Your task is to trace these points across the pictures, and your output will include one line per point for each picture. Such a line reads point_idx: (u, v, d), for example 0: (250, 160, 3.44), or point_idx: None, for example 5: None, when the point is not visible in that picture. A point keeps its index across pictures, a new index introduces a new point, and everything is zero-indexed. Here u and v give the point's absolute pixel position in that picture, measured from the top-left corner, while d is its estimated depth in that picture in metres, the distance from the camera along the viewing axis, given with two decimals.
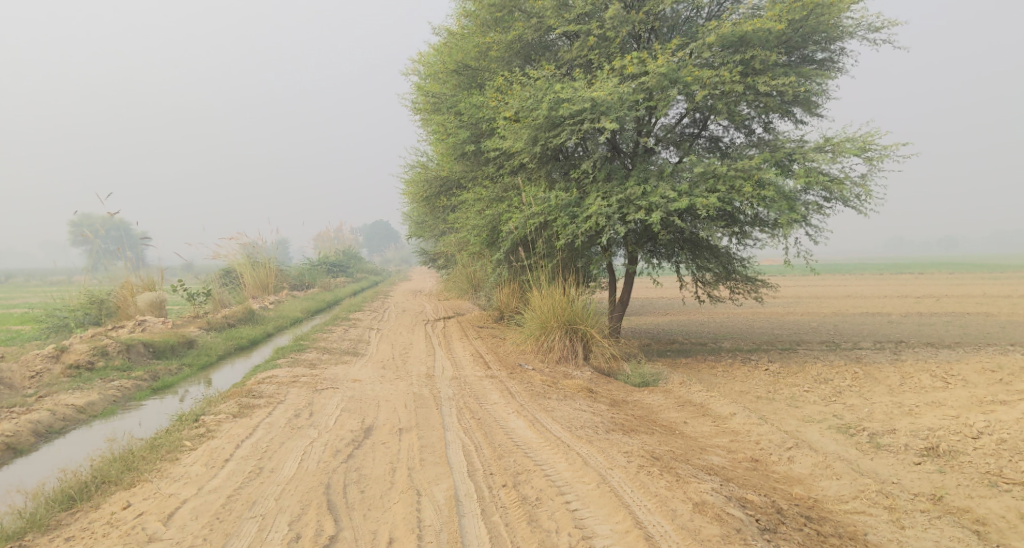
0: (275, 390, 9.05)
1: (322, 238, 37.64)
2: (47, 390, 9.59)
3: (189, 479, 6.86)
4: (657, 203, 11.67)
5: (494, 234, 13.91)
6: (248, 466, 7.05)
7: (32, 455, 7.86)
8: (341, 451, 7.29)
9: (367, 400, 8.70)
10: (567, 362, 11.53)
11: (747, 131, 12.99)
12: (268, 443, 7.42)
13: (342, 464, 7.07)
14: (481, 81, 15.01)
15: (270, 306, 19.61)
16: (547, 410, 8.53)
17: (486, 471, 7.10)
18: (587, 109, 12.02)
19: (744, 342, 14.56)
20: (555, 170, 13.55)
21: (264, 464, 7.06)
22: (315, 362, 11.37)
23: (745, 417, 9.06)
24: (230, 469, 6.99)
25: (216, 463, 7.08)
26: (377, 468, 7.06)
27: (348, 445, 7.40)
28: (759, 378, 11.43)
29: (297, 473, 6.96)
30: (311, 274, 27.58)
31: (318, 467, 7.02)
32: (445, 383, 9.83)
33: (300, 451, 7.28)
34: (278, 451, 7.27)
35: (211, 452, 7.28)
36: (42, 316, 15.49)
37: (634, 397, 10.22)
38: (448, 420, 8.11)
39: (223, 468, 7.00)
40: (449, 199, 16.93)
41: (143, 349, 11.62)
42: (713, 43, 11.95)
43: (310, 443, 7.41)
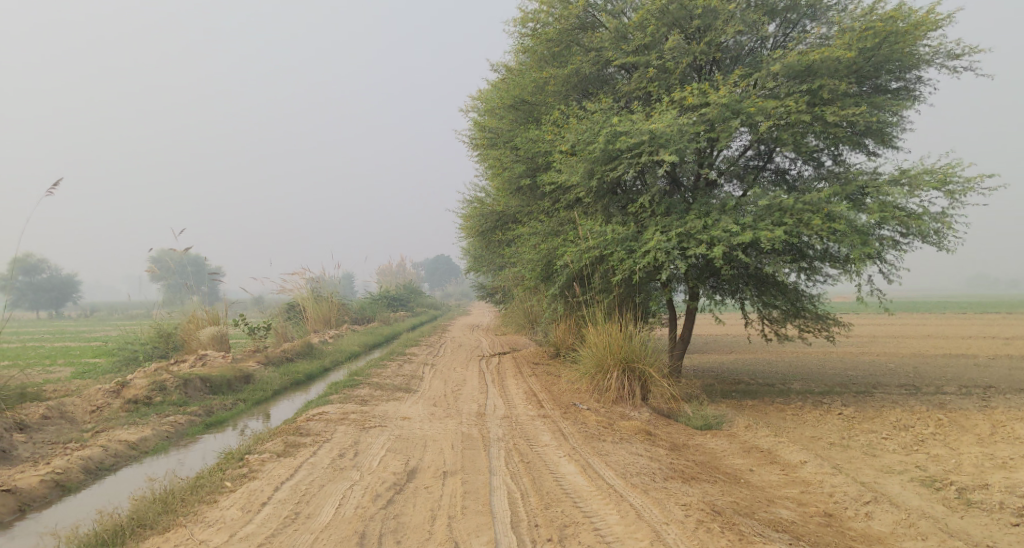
0: (324, 428, 8.86)
1: (385, 272, 37.99)
2: (103, 424, 9.62)
3: (223, 524, 6.68)
4: (719, 237, 11.23)
5: (549, 268, 13.62)
6: (284, 511, 6.83)
7: (79, 493, 7.84)
8: (381, 496, 7.01)
9: (414, 439, 8.43)
10: (624, 402, 11.09)
11: (816, 164, 12.46)
12: (307, 486, 7.20)
13: (380, 511, 6.80)
14: (538, 116, 14.85)
15: (330, 341, 19.64)
16: (601, 454, 8.11)
17: (531, 522, 6.72)
18: (646, 141, 11.70)
19: (815, 384, 13.83)
20: (613, 204, 13.21)
21: (301, 509, 6.83)
22: (367, 399, 11.19)
23: (817, 466, 8.46)
24: (266, 513, 6.79)
25: (253, 507, 6.89)
26: (418, 516, 6.76)
27: (390, 489, 7.13)
28: (832, 423, 10.77)
29: (334, 519, 6.71)
30: (373, 309, 27.72)
31: (355, 514, 6.76)
32: (496, 423, 9.51)
33: (339, 495, 7.03)
34: (317, 495, 7.04)
35: (250, 494, 7.09)
36: (114, 350, 15.75)
37: (696, 441, 9.71)
38: (495, 463, 7.77)
39: (259, 513, 6.80)
40: (505, 233, 16.78)
41: (201, 384, 11.63)
42: (779, 73, 11.54)
43: (350, 487, 7.16)
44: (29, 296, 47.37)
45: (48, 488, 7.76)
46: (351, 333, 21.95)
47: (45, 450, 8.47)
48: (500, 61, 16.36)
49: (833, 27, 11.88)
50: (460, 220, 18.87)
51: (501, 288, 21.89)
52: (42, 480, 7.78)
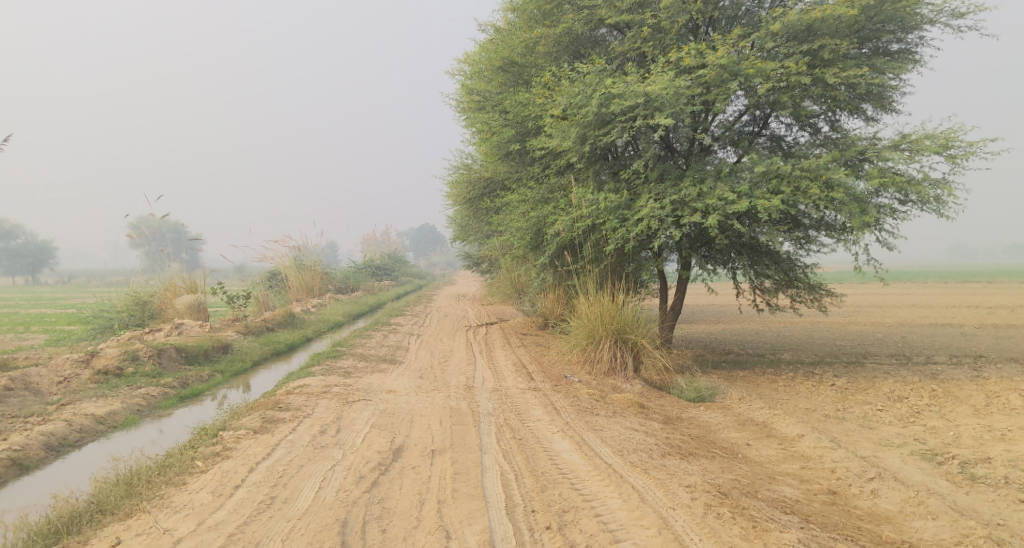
0: (304, 402, 8.46)
1: (370, 242, 37.43)
2: (70, 397, 9.17)
3: (191, 511, 6.29)
4: (714, 206, 10.82)
5: (539, 236, 13.21)
6: (258, 495, 6.45)
7: (38, 472, 7.41)
8: (365, 479, 6.64)
9: (400, 414, 8.05)
10: (616, 374, 10.77)
11: (813, 130, 12.01)
12: (284, 467, 6.81)
13: (364, 495, 6.43)
14: (528, 79, 14.32)
15: (312, 310, 19.16)
16: (596, 430, 7.77)
17: (527, 508, 6.38)
18: (640, 104, 11.22)
19: (806, 354, 13.58)
20: (604, 170, 12.79)
21: (277, 493, 6.45)
22: (350, 371, 10.79)
23: (816, 440, 8.16)
24: (240, 498, 6.41)
25: (224, 491, 6.50)
26: (404, 501, 6.40)
27: (374, 470, 6.76)
28: (825, 395, 10.49)
29: (313, 504, 6.35)
30: (356, 277, 27.16)
31: (337, 498, 6.39)
32: (484, 396, 9.14)
33: (320, 478, 6.65)
34: (295, 477, 6.65)
35: (222, 476, 6.69)
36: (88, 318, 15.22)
37: (690, 413, 9.41)
38: (486, 440, 7.41)
39: (230, 498, 6.42)
40: (493, 200, 16.34)
41: (175, 355, 11.18)
42: (778, 33, 11.04)
43: (331, 468, 6.79)
44: (7, 263, 46.61)
45: (5, 467, 7.33)
46: (335, 301, 21.48)
47: (5, 425, 8.01)
48: (487, 21, 15.74)
49: None
50: (446, 187, 18.37)
51: (486, 256, 21.42)
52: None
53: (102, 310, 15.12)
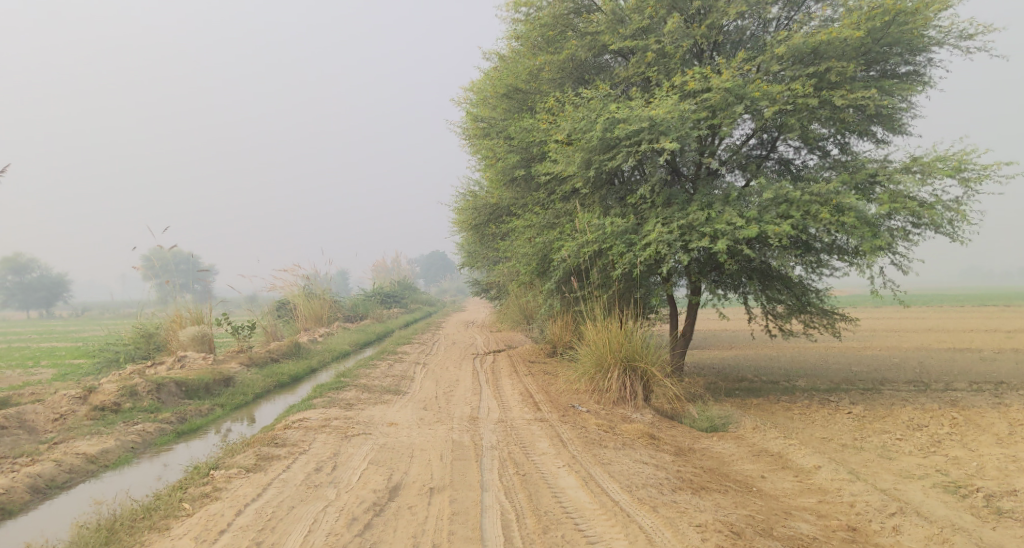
0: (301, 437, 8.21)
1: (379, 269, 37.28)
2: (64, 434, 8.96)
3: None
4: (723, 231, 10.58)
5: (545, 263, 13.00)
6: (245, 540, 6.18)
7: (21, 517, 7.19)
8: (358, 520, 6.37)
9: (400, 449, 7.79)
10: (626, 404, 10.48)
11: (822, 153, 11.79)
12: (274, 508, 6.55)
13: (356, 539, 6.16)
14: (532, 105, 14.19)
15: (319, 340, 18.96)
16: (603, 463, 7.49)
17: None
18: (645, 129, 11.03)
19: (821, 380, 13.23)
20: (610, 195, 12.59)
21: (264, 538, 6.19)
22: (352, 403, 10.54)
23: (833, 472, 7.84)
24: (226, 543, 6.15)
25: (209, 536, 6.23)
26: (398, 544, 6.13)
27: (367, 511, 6.49)
28: (841, 424, 10.16)
29: None
30: (364, 306, 26.98)
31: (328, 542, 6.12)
32: (488, 429, 8.87)
33: (311, 520, 6.38)
34: (285, 519, 6.39)
35: (208, 519, 6.43)
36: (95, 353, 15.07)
37: (702, 444, 9.10)
38: (487, 476, 7.14)
39: (216, 543, 6.15)
40: (499, 226, 16.17)
41: (175, 389, 10.97)
42: (784, 56, 10.85)
43: (323, 509, 6.52)
44: (21, 296, 46.83)
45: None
46: (343, 330, 21.26)
47: None
48: (491, 48, 15.68)
49: (840, 8, 11.18)
50: (452, 214, 18.22)
51: (494, 283, 21.21)
52: None
53: (110, 343, 15.21)
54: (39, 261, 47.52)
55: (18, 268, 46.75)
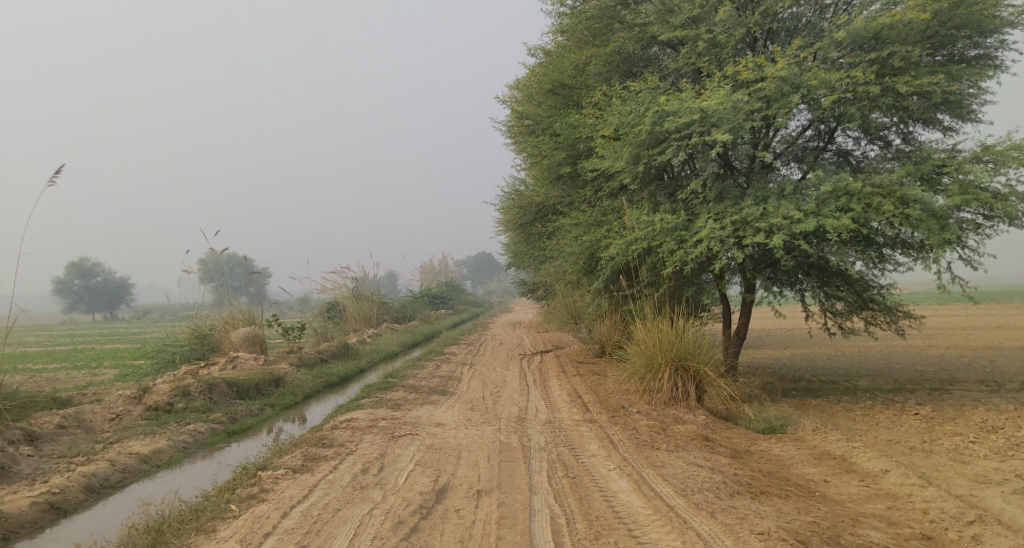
0: (349, 437, 8.14)
1: (427, 269, 37.38)
2: (119, 434, 9.04)
3: None
4: (779, 225, 10.21)
5: (593, 261, 12.76)
6: (291, 543, 6.08)
7: (74, 517, 7.22)
8: (404, 523, 6.24)
9: (447, 450, 7.65)
10: (678, 404, 10.19)
11: (883, 143, 11.31)
12: (320, 511, 6.45)
13: (402, 543, 6.02)
14: (579, 101, 13.97)
15: (368, 341, 19.01)
16: (656, 466, 7.25)
17: None
18: (696, 121, 10.72)
19: (884, 380, 12.72)
20: (660, 191, 12.29)
21: (310, 541, 6.08)
22: (399, 403, 10.46)
23: (902, 476, 7.47)
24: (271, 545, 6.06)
25: (255, 538, 6.15)
26: None
27: (414, 514, 6.35)
28: (908, 426, 9.71)
29: None
30: (413, 307, 27.04)
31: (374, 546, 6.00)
32: (537, 429, 8.69)
33: (356, 522, 6.27)
34: (331, 522, 6.28)
35: (255, 521, 6.35)
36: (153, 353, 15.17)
37: (759, 446, 8.77)
38: (536, 479, 6.95)
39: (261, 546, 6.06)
40: (545, 225, 15.99)
41: (226, 389, 11.03)
42: (843, 42, 10.42)
43: (370, 512, 6.40)
44: (85, 300, 48.31)
45: (42, 511, 7.16)
46: (392, 331, 21.28)
47: (48, 465, 7.86)
48: (537, 45, 15.52)
49: None
50: (498, 213, 18.09)
51: (542, 283, 21.01)
52: (36, 502, 7.18)
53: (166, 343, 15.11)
54: (102, 266, 48.94)
55: (82, 273, 48.24)
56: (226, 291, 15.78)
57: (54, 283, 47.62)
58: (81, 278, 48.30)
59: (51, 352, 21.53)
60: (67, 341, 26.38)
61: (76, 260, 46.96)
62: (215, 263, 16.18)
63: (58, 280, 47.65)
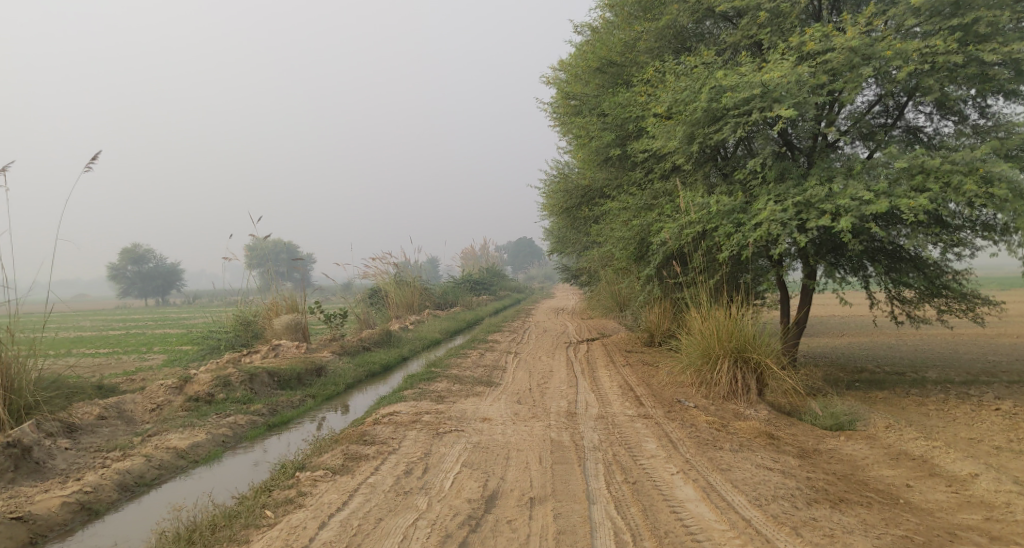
0: (391, 434, 7.74)
1: (468, 254, 37.01)
2: (159, 425, 8.77)
3: None
4: (847, 207, 9.51)
5: (643, 248, 12.14)
6: None
7: (107, 519, 6.94)
8: (452, 538, 5.78)
9: (495, 450, 7.22)
10: (737, 398, 9.59)
11: (959, 118, 10.48)
12: (361, 521, 6.03)
13: None
14: (628, 78, 13.31)
15: (410, 328, 18.66)
16: (723, 471, 6.74)
17: None
18: (757, 96, 10.03)
19: (954, 371, 11.95)
20: (714, 172, 11.62)
21: None
22: (443, 395, 10.04)
23: (994, 482, 7.05)
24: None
25: None
26: None
27: (462, 527, 5.90)
28: (989, 422, 9.03)
29: None
30: (455, 293, 26.66)
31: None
32: (589, 426, 8.21)
33: (399, 536, 5.83)
34: (372, 534, 5.86)
35: (290, 532, 5.95)
36: (197, 340, 15.06)
37: (828, 445, 8.17)
38: (593, 485, 6.47)
39: None
40: (592, 209, 15.43)
41: (267, 379, 10.73)
42: (921, 9, 9.61)
43: (415, 522, 5.98)
44: (138, 285, 49.15)
45: (73, 513, 6.88)
46: (435, 318, 20.91)
47: (84, 460, 7.62)
48: (584, 21, 14.86)
49: None
50: (542, 198, 17.55)
51: (586, 269, 20.45)
52: (66, 503, 6.91)
53: (213, 330, 15.02)
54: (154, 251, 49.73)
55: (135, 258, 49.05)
56: (269, 278, 15.50)
57: (107, 268, 48.51)
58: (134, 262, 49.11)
59: (103, 336, 21.67)
60: (121, 324, 26.62)
61: (127, 245, 47.78)
62: (258, 250, 15.88)
63: (112, 263, 48.55)
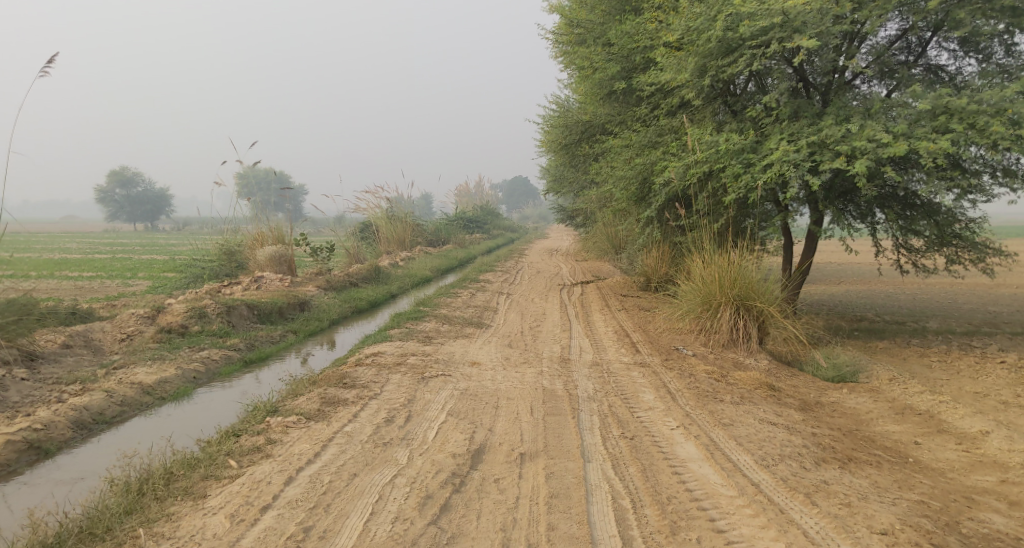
0: (374, 377, 7.32)
1: (462, 191, 36.28)
2: (126, 357, 8.30)
3: (207, 537, 5.12)
4: (863, 148, 8.91)
5: (645, 187, 11.56)
6: (300, 516, 5.25)
7: (60, 458, 6.52)
8: (432, 500, 5.36)
9: (484, 398, 6.81)
10: (737, 347, 9.15)
11: (984, 57, 9.82)
12: (332, 477, 5.60)
13: (431, 522, 5.18)
14: (636, 6, 12.58)
15: (400, 265, 18.14)
16: (726, 427, 6.35)
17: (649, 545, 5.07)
18: (776, 26, 9.35)
19: (955, 322, 11.57)
20: (723, 109, 10.97)
21: (323, 515, 5.25)
22: (430, 336, 9.59)
23: (1007, 441, 6.68)
24: (270, 522, 5.20)
25: (254, 508, 5.32)
26: (486, 531, 5.14)
27: (444, 487, 5.48)
28: (996, 376, 8.66)
29: (364, 533, 5.11)
30: (447, 230, 26.06)
31: (393, 530, 5.12)
32: (582, 372, 7.80)
33: (375, 495, 5.41)
34: (343, 493, 5.43)
35: (252, 488, 5.50)
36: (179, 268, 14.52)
37: (831, 398, 7.76)
38: (588, 441, 6.08)
39: (260, 518, 5.23)
40: (592, 145, 14.80)
41: (247, 312, 10.25)
42: None
43: (391, 480, 5.56)
44: (127, 209, 48.20)
45: (18, 453, 6.42)
46: (426, 255, 20.35)
47: (38, 394, 7.17)
48: None
49: None
50: (539, 133, 16.88)
51: (581, 209, 19.90)
52: (12, 442, 6.44)
53: (196, 259, 14.48)
54: (144, 175, 48.73)
55: (123, 181, 48.09)
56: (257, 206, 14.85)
57: (96, 191, 47.59)
58: (123, 186, 48.17)
59: (88, 259, 21.08)
60: (108, 249, 26.00)
61: (116, 168, 46.78)
62: (248, 177, 15.18)
63: (100, 186, 47.57)
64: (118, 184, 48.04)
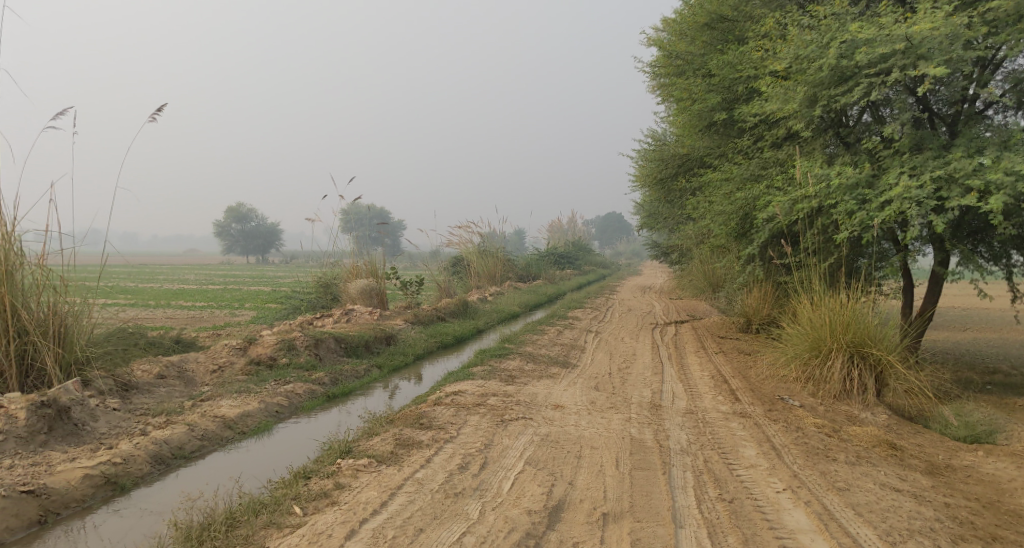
0: (452, 418, 6.94)
1: (556, 228, 35.98)
2: (214, 389, 8.23)
3: None
4: (999, 183, 8.01)
5: (747, 223, 10.89)
6: None
7: (134, 494, 6.42)
8: None
9: (566, 447, 6.33)
10: (851, 399, 8.32)
11: None
12: (397, 531, 5.22)
13: None
14: (740, 36, 12.07)
15: (490, 299, 17.86)
16: (841, 493, 5.64)
17: None
18: (899, 52, 8.62)
19: None
20: (835, 141, 10.22)
21: None
22: (515, 375, 9.17)
23: None
24: None
25: None
26: None
27: None
28: None
29: None
30: (538, 266, 25.70)
31: None
32: (676, 421, 7.20)
33: None
34: None
35: (315, 540, 5.18)
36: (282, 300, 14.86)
37: (964, 461, 6.86)
38: (681, 502, 5.50)
39: None
40: (689, 179, 14.21)
41: (334, 345, 10.15)
42: None
43: (461, 538, 5.13)
44: (241, 243, 50.36)
45: (95, 487, 6.34)
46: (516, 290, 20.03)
47: (124, 425, 7.14)
48: None
49: None
50: (635, 168, 16.41)
51: (677, 246, 19.19)
52: (90, 475, 6.38)
53: (296, 291, 14.72)
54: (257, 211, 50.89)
55: (240, 217, 50.49)
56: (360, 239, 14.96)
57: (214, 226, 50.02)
58: (239, 222, 50.48)
59: (199, 290, 21.82)
60: (220, 280, 26.94)
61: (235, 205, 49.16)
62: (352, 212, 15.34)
63: (218, 222, 49.95)
64: (234, 219, 50.36)
